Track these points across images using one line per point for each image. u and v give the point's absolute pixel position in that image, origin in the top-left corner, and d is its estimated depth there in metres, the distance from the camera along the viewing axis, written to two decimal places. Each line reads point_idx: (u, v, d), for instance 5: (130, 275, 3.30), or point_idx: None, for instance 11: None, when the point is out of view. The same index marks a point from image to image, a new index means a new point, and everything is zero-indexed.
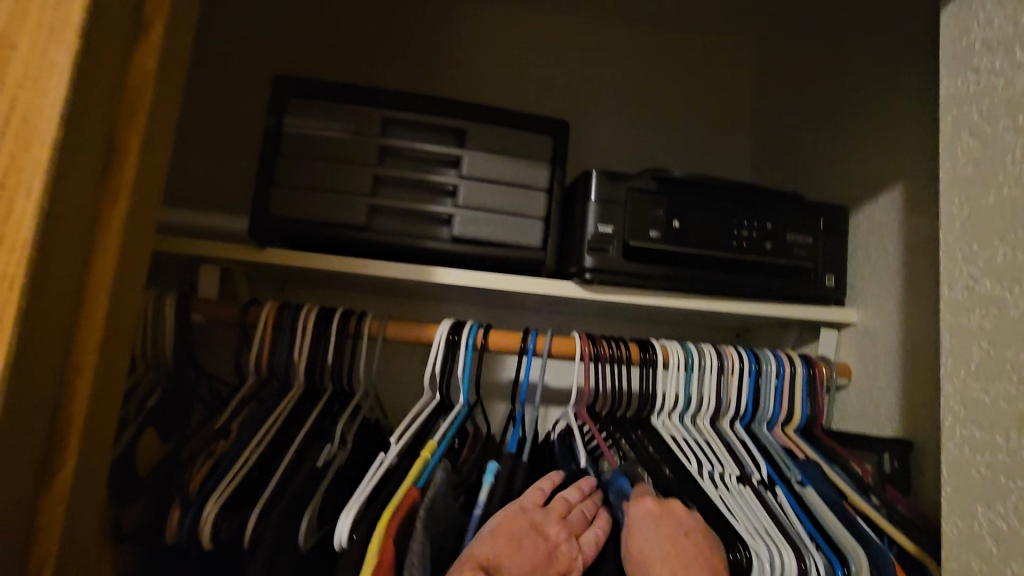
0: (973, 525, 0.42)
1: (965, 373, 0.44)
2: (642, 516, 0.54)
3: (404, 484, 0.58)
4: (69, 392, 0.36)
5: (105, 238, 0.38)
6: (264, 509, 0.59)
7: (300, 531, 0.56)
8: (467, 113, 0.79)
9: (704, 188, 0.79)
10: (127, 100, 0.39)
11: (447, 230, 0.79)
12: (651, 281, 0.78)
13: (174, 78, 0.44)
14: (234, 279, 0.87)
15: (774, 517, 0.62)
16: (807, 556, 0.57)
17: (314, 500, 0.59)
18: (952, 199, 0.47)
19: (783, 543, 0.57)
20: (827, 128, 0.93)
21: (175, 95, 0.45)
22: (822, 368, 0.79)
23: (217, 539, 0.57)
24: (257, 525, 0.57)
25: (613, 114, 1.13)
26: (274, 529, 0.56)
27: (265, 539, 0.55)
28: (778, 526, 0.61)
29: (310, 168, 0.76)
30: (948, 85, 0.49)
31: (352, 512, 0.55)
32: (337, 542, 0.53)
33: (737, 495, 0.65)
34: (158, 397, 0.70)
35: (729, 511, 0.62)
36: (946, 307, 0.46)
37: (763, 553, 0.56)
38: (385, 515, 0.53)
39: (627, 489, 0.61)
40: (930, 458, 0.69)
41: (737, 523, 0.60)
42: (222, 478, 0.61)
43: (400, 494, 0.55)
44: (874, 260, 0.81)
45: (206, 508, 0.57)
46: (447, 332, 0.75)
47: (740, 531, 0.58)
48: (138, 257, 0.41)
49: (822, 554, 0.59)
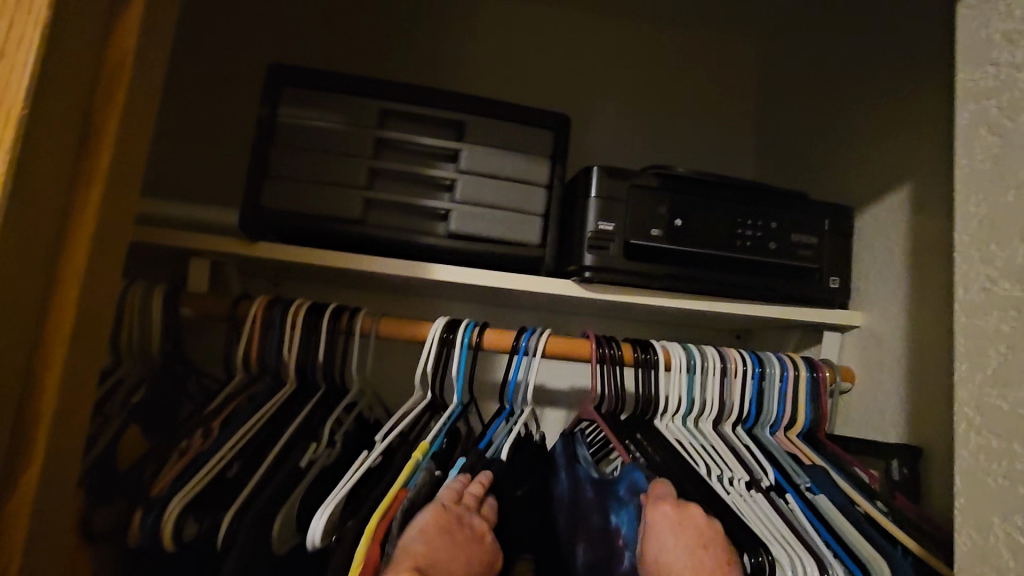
0: (988, 537, 0.40)
1: (982, 378, 0.42)
2: (660, 523, 0.53)
3: (393, 485, 0.56)
4: (33, 387, 0.34)
5: (81, 219, 0.36)
6: (234, 510, 0.57)
7: (272, 533, 0.55)
8: (465, 105, 0.77)
9: (707, 186, 0.77)
10: (104, 78, 0.37)
11: (444, 227, 0.77)
12: (651, 281, 0.76)
13: (157, 58, 0.42)
14: (226, 273, 0.85)
15: (789, 522, 0.60)
16: (829, 565, 0.55)
17: (291, 500, 0.58)
18: (968, 198, 0.45)
19: (803, 551, 0.56)
20: (834, 128, 0.92)
21: (159, 76, 0.43)
22: (826, 371, 0.77)
23: (180, 541, 0.54)
24: (227, 525, 0.55)
25: (614, 111, 1.11)
26: (244, 532, 0.54)
27: (239, 541, 0.54)
28: (794, 532, 0.59)
29: (305, 159, 0.74)
30: (964, 79, 0.47)
31: (326, 513, 0.53)
32: (310, 543, 0.51)
33: (750, 500, 0.63)
34: (142, 394, 0.68)
35: (746, 518, 0.60)
36: (962, 310, 0.44)
37: (787, 563, 0.54)
38: (374, 515, 0.51)
39: (643, 485, 0.58)
40: (939, 465, 0.67)
41: (754, 529, 0.58)
42: (192, 476, 0.59)
43: (389, 497, 0.53)
44: (879, 262, 0.79)
45: (171, 506, 0.55)
46: (441, 330, 0.74)
47: (758, 535, 0.57)
48: (117, 243, 0.39)
49: (843, 563, 0.57)
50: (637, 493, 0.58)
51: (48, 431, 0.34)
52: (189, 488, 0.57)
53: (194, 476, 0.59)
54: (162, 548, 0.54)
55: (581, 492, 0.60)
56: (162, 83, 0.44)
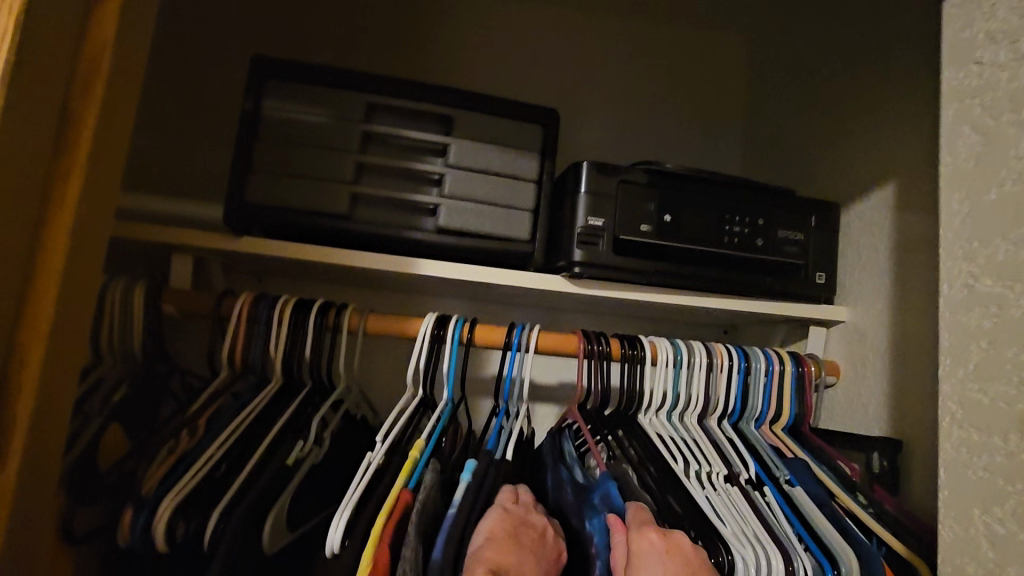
0: (968, 529, 0.41)
1: (964, 373, 0.42)
2: (647, 550, 0.49)
3: (395, 484, 0.55)
4: (8, 402, 0.33)
5: (52, 239, 0.35)
6: (223, 510, 0.55)
7: (263, 532, 0.55)
8: (454, 99, 0.76)
9: (695, 182, 0.78)
10: (74, 107, 0.36)
11: (432, 222, 0.76)
12: (640, 277, 0.76)
13: (133, 73, 0.41)
14: (209, 268, 0.84)
15: (763, 517, 0.61)
16: (796, 559, 0.56)
17: (280, 499, 0.58)
18: (952, 194, 0.46)
19: (771, 544, 0.57)
20: (821, 124, 0.92)
21: (135, 91, 0.42)
22: (812, 366, 0.78)
23: (173, 542, 0.53)
24: (217, 524, 0.54)
25: (604, 105, 1.11)
26: (234, 532, 0.53)
27: (224, 545, 0.52)
28: (765, 527, 0.60)
29: (290, 153, 0.73)
30: (949, 78, 0.47)
31: (342, 522, 0.51)
32: (329, 550, 0.50)
33: (725, 495, 0.64)
34: (125, 392, 0.66)
35: (717, 513, 0.61)
36: (945, 305, 0.45)
37: (754, 558, 0.55)
38: (381, 514, 0.51)
39: (618, 501, 0.56)
40: (920, 458, 0.68)
41: (725, 526, 0.59)
42: (183, 473, 0.58)
43: (394, 496, 0.53)
44: (863, 257, 0.80)
45: (162, 507, 0.54)
46: (432, 326, 0.73)
47: (725, 534, 0.57)
48: (92, 264, 0.38)
49: (811, 555, 0.58)
50: (609, 505, 0.56)
51: (22, 446, 0.33)
52: (180, 488, 0.56)
53: (183, 476, 0.58)
54: (151, 548, 0.53)
55: (562, 493, 0.60)
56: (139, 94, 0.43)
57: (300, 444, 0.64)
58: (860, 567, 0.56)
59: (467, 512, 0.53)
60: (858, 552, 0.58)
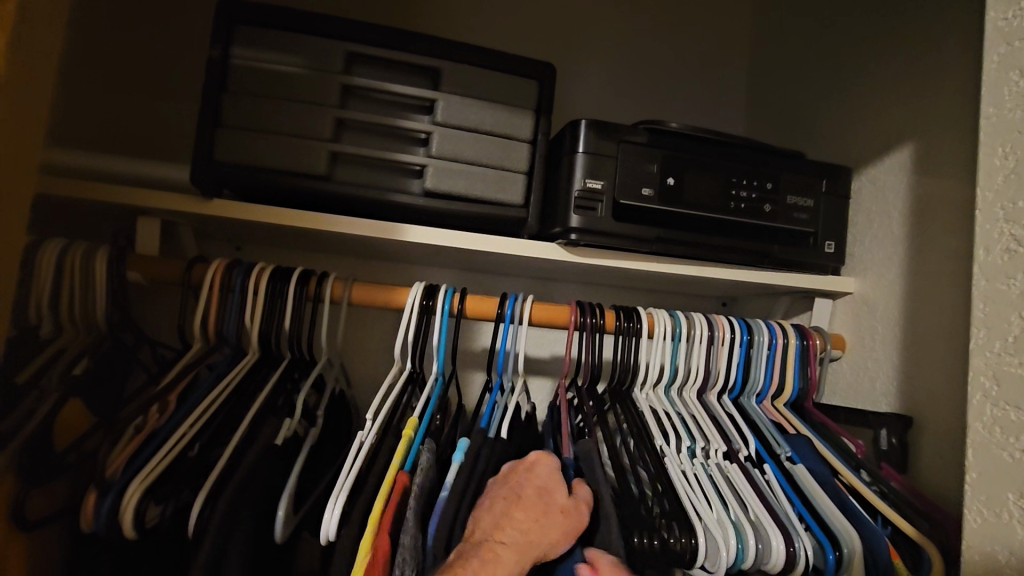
0: (1000, 514, 0.38)
1: (1002, 346, 0.39)
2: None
3: (391, 466, 0.52)
4: None
5: None
6: (208, 496, 0.51)
7: (277, 522, 0.49)
8: (442, 49, 0.70)
9: (701, 143, 0.73)
10: None
11: (418, 184, 0.71)
12: (641, 245, 0.71)
13: (23, 51, 0.35)
14: (178, 232, 0.78)
15: (764, 497, 0.58)
16: (796, 539, 0.53)
17: (286, 493, 0.51)
18: (994, 149, 0.41)
19: (771, 524, 0.54)
20: (836, 85, 0.87)
21: (29, 75, 0.37)
22: (817, 339, 0.74)
23: (143, 527, 0.49)
24: (200, 512, 0.50)
25: (603, 64, 1.05)
26: (217, 515, 0.49)
27: (207, 528, 0.49)
28: (768, 508, 0.57)
29: (264, 106, 0.66)
30: (995, 18, 0.43)
31: (340, 505, 0.48)
32: (325, 537, 0.47)
33: (723, 474, 0.61)
34: (87, 364, 0.61)
35: (714, 493, 0.59)
36: (979, 272, 0.41)
37: (756, 544, 0.53)
38: (377, 507, 0.48)
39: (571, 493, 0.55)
40: (930, 435, 0.65)
41: (710, 510, 0.56)
42: (150, 453, 0.53)
43: (391, 478, 0.50)
44: (875, 225, 0.77)
45: (130, 489, 0.49)
46: (420, 296, 0.68)
47: (698, 518, 0.54)
48: None
49: (812, 534, 0.55)
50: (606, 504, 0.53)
51: None
52: (149, 470, 0.52)
53: (154, 455, 0.53)
54: (113, 535, 0.49)
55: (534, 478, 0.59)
56: (45, 74, 0.38)
57: (283, 423, 0.59)
58: (860, 543, 0.54)
59: (460, 498, 0.49)
60: (863, 535, 0.54)
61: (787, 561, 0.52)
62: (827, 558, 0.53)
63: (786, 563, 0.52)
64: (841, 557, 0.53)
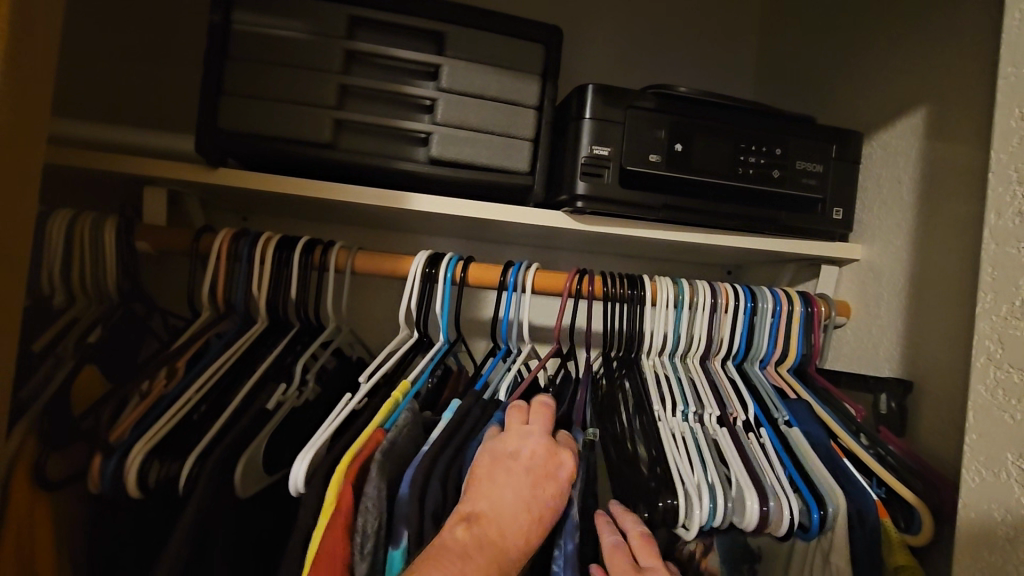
0: (999, 474, 0.39)
1: (1010, 309, 0.39)
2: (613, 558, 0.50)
3: (370, 424, 0.53)
4: None
5: None
6: (199, 456, 0.52)
7: (235, 479, 0.52)
8: (446, 12, 0.69)
9: (712, 108, 0.71)
10: None
11: (424, 151, 0.70)
12: (645, 212, 0.71)
13: (29, 16, 0.35)
14: (183, 202, 0.78)
15: (754, 462, 0.59)
16: (773, 499, 0.54)
17: (250, 446, 0.54)
18: (1011, 110, 0.41)
19: (747, 484, 0.55)
20: (848, 47, 0.85)
21: (35, 42, 0.36)
22: (821, 307, 0.74)
23: (147, 487, 0.51)
24: (193, 470, 0.51)
25: (608, 27, 1.02)
26: (221, 474, 0.51)
27: (199, 484, 0.50)
28: (748, 467, 0.58)
29: (266, 74, 0.66)
30: None
31: (309, 456, 0.50)
32: (294, 488, 0.49)
33: (714, 437, 0.62)
34: (101, 332, 0.62)
35: (703, 457, 0.60)
36: (990, 236, 0.42)
37: (726, 502, 0.54)
38: (350, 450, 0.49)
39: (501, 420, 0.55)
40: (930, 400, 0.66)
41: (693, 475, 0.57)
42: (157, 417, 0.55)
43: (365, 435, 0.51)
44: (885, 191, 0.76)
45: (133, 450, 0.51)
46: (423, 264, 0.69)
47: (673, 478, 0.56)
48: None
49: (800, 497, 0.56)
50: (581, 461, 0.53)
51: None
52: (153, 433, 0.53)
53: (159, 419, 0.55)
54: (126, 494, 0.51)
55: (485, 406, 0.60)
56: (48, 37, 0.38)
57: (277, 388, 0.61)
58: (842, 502, 0.56)
59: (436, 455, 0.50)
60: (850, 495, 0.57)
61: (761, 521, 0.53)
62: (810, 518, 0.54)
63: (758, 522, 0.53)
64: (825, 516, 0.55)
